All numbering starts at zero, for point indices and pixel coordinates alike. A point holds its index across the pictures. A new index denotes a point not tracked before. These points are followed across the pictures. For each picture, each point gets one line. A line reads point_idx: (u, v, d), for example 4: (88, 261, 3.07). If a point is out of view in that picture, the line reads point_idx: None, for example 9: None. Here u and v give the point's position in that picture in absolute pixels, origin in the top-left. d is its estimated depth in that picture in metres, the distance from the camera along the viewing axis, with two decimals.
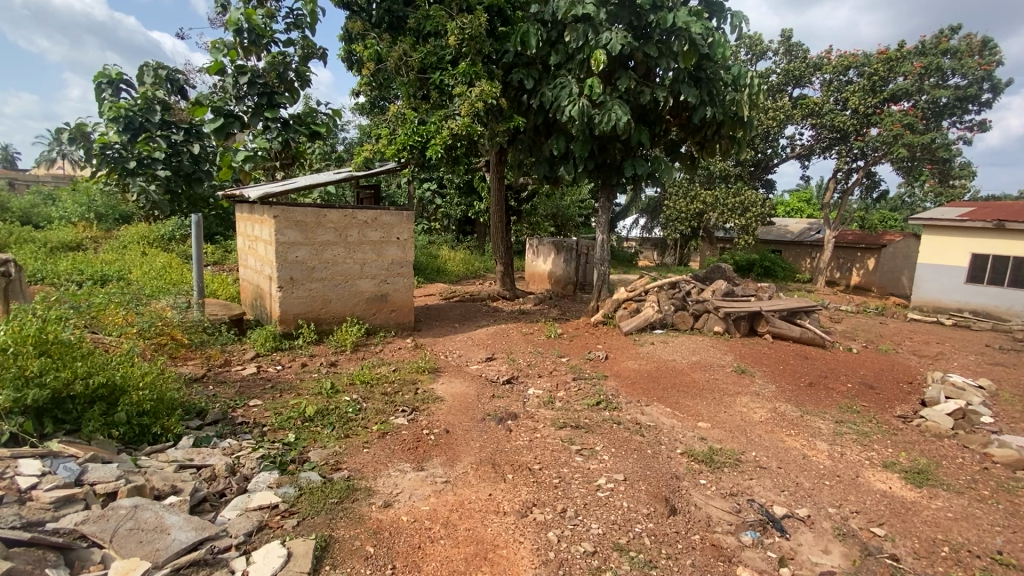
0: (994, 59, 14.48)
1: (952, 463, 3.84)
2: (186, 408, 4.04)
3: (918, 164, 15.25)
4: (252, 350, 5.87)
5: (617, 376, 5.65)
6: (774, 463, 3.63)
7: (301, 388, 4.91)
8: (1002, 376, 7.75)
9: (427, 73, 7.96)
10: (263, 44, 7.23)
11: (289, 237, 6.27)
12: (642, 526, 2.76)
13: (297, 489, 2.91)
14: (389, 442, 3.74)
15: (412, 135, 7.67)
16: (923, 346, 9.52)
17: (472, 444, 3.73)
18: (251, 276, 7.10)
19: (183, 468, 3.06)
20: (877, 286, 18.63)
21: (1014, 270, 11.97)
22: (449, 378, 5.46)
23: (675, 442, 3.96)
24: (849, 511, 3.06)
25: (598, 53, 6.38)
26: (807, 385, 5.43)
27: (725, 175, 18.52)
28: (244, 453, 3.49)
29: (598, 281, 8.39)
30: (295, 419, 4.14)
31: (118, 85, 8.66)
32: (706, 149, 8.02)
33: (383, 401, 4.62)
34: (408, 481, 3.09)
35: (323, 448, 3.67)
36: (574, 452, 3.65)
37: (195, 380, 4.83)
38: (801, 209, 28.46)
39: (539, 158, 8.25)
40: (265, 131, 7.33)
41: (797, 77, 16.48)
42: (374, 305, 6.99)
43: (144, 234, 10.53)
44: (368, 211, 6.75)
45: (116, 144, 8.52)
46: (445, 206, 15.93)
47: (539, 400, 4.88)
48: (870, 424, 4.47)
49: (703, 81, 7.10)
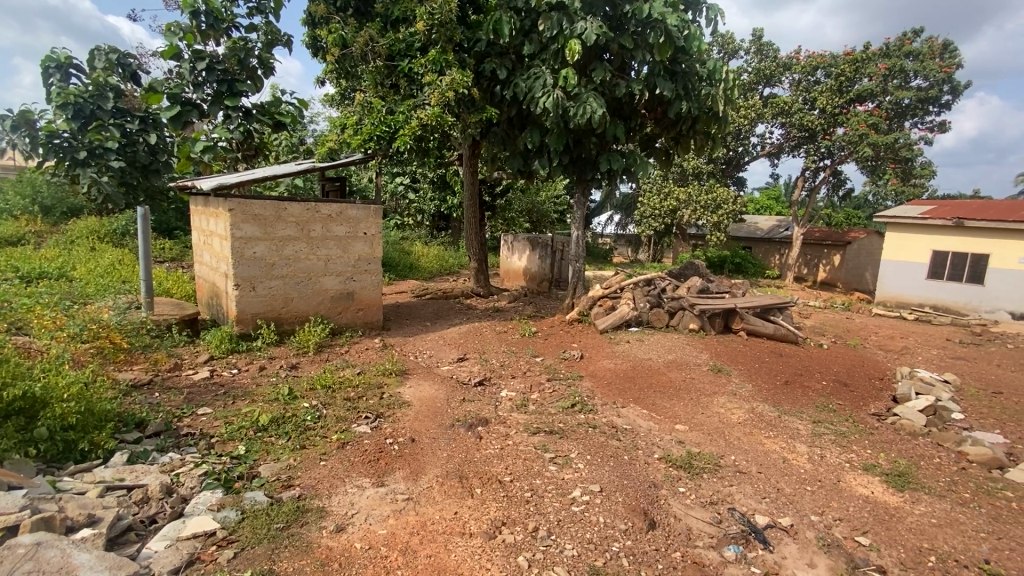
0: (953, 62, 14.88)
1: (930, 464, 3.77)
2: (123, 420, 3.66)
3: (881, 163, 15.63)
4: (205, 353, 5.47)
5: (592, 376, 5.47)
6: (754, 468, 3.50)
7: (257, 394, 4.56)
8: (964, 371, 7.92)
9: (395, 61, 7.62)
10: (223, 28, 6.72)
11: (246, 233, 5.85)
12: (619, 545, 2.56)
13: (238, 512, 2.62)
14: (348, 454, 3.46)
15: (379, 124, 7.32)
16: (888, 340, 9.71)
17: (439, 455, 3.47)
18: (207, 273, 6.65)
19: (111, 491, 2.74)
20: (842, 282, 19.12)
21: (972, 266, 12.34)
22: (417, 381, 5.18)
23: (653, 447, 3.79)
24: (832, 519, 2.94)
25: (573, 43, 6.17)
26: (783, 384, 5.36)
27: (697, 172, 18.72)
28: (185, 469, 3.15)
29: (573, 277, 8.18)
30: (247, 429, 3.81)
31: (67, 70, 8.01)
32: (681, 143, 7.92)
33: (345, 407, 4.32)
34: (365, 500, 2.81)
35: (276, 461, 3.37)
36: (547, 460, 3.44)
37: (138, 388, 4.41)
38: (771, 207, 28.97)
39: (513, 152, 8.02)
40: (225, 121, 6.87)
41: (768, 76, 16.75)
42: (339, 304, 6.65)
43: (94, 228, 9.88)
44: (332, 205, 6.41)
45: (64, 132, 7.90)
46: (418, 201, 15.52)
47: (511, 404, 4.65)
48: (847, 424, 4.41)
49: (678, 75, 6.98)
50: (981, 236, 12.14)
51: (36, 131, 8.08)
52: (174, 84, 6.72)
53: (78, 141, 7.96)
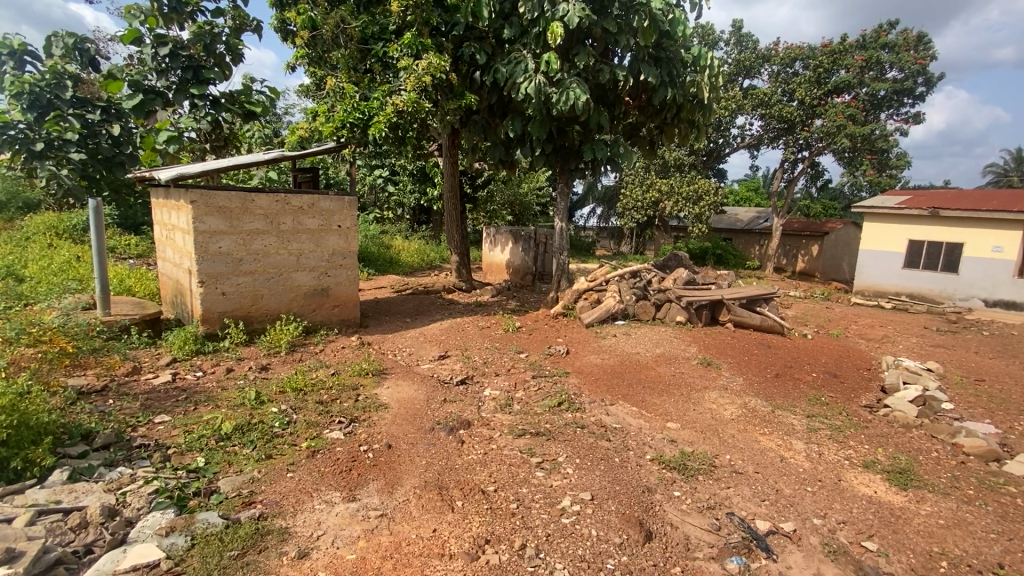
0: (928, 54, 14.87)
1: (929, 458, 3.66)
2: (67, 431, 3.32)
3: (858, 154, 15.73)
4: (167, 356, 5.12)
5: (579, 372, 5.26)
6: (751, 467, 3.33)
7: (222, 399, 4.22)
8: (945, 359, 7.95)
9: (368, 44, 7.29)
10: (187, 12, 6.25)
11: (211, 226, 5.47)
12: (615, 561, 2.36)
13: (188, 538, 2.34)
14: (319, 463, 3.19)
15: (352, 111, 6.89)
16: (869, 329, 9.75)
17: (418, 463, 3.22)
18: (169, 270, 6.24)
19: (44, 516, 2.43)
20: (820, 272, 19.35)
21: (947, 255, 12.49)
22: (395, 382, 4.89)
23: (644, 447, 3.60)
24: (836, 522, 2.78)
25: (554, 25, 5.90)
26: (774, 377, 5.23)
27: (679, 164, 18.66)
28: (132, 488, 2.82)
29: (557, 271, 7.94)
30: (208, 438, 3.50)
31: (20, 58, 8.08)
32: (665, 132, 7.70)
33: (317, 411, 4.02)
34: (334, 519, 2.56)
35: (237, 474, 3.08)
36: (534, 466, 3.21)
37: (89, 395, 4.06)
38: (749, 198, 29.19)
39: (494, 141, 7.73)
40: (192, 112, 6.43)
41: (747, 67, 16.78)
42: (313, 300, 6.30)
43: (52, 224, 9.28)
44: (303, 197, 6.05)
45: (19, 123, 7.85)
46: (398, 194, 15.12)
47: (495, 404, 4.41)
48: (841, 417, 4.29)
49: (663, 60, 6.74)
50: (954, 225, 12.30)
51: None
52: (136, 71, 6.29)
53: (35, 131, 7.92)
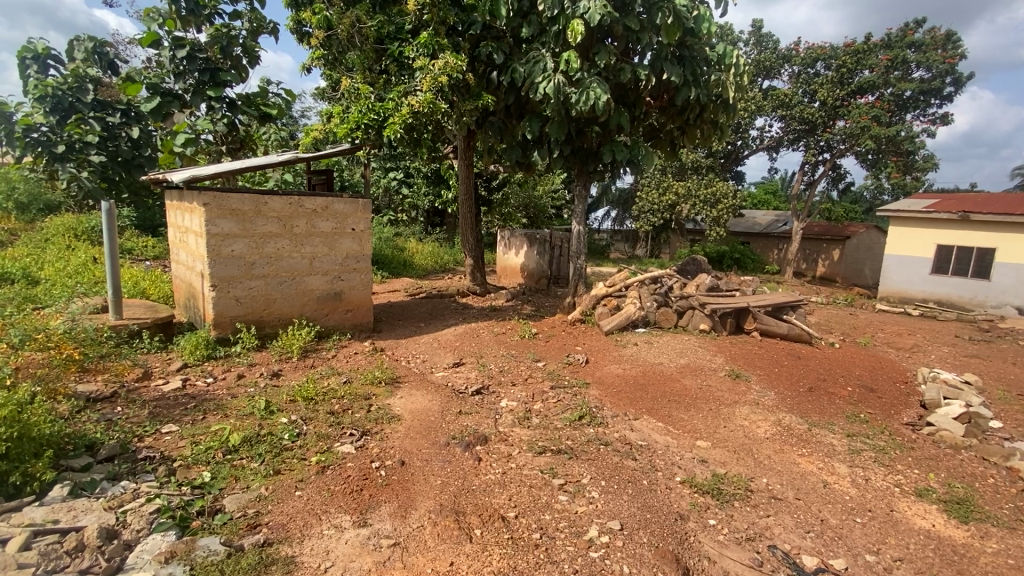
0: (957, 53, 14.35)
1: (986, 486, 3.37)
2: (72, 442, 3.19)
3: (883, 156, 15.21)
4: (178, 360, 5.02)
5: (600, 383, 5.02)
6: (790, 493, 3.08)
7: (232, 408, 4.08)
8: (983, 371, 7.54)
9: (384, 44, 7.16)
10: (205, 14, 6.18)
11: (223, 228, 5.36)
12: None
13: (187, 568, 2.18)
14: (329, 481, 3.01)
15: (367, 112, 6.72)
16: (897, 337, 9.35)
17: (432, 482, 3.03)
18: (182, 272, 6.16)
19: (39, 538, 2.28)
20: (842, 277, 18.73)
21: (978, 260, 11.97)
22: (409, 391, 4.70)
23: (674, 468, 3.36)
24: (891, 560, 2.54)
25: (575, 23, 5.67)
26: (807, 391, 4.94)
27: (696, 167, 18.32)
28: (132, 506, 2.66)
29: (574, 275, 7.69)
30: (215, 450, 3.35)
31: (44, 61, 8.13)
32: (687, 133, 7.42)
33: (328, 423, 3.86)
34: (344, 548, 2.38)
35: (243, 491, 2.92)
36: (557, 488, 2.99)
37: (97, 403, 3.96)
38: (767, 202, 28.64)
39: (511, 143, 7.52)
40: (209, 114, 6.41)
41: (767, 67, 16.41)
42: (326, 304, 6.17)
43: (71, 225, 9.30)
44: (317, 199, 5.93)
45: (42, 126, 8.00)
46: (412, 196, 15.02)
47: (513, 417, 4.20)
48: (884, 437, 4.00)
49: (686, 59, 6.48)
50: (987, 229, 11.77)
51: (14, 126, 8.19)
52: (155, 74, 6.27)
53: (57, 134, 8.06)
